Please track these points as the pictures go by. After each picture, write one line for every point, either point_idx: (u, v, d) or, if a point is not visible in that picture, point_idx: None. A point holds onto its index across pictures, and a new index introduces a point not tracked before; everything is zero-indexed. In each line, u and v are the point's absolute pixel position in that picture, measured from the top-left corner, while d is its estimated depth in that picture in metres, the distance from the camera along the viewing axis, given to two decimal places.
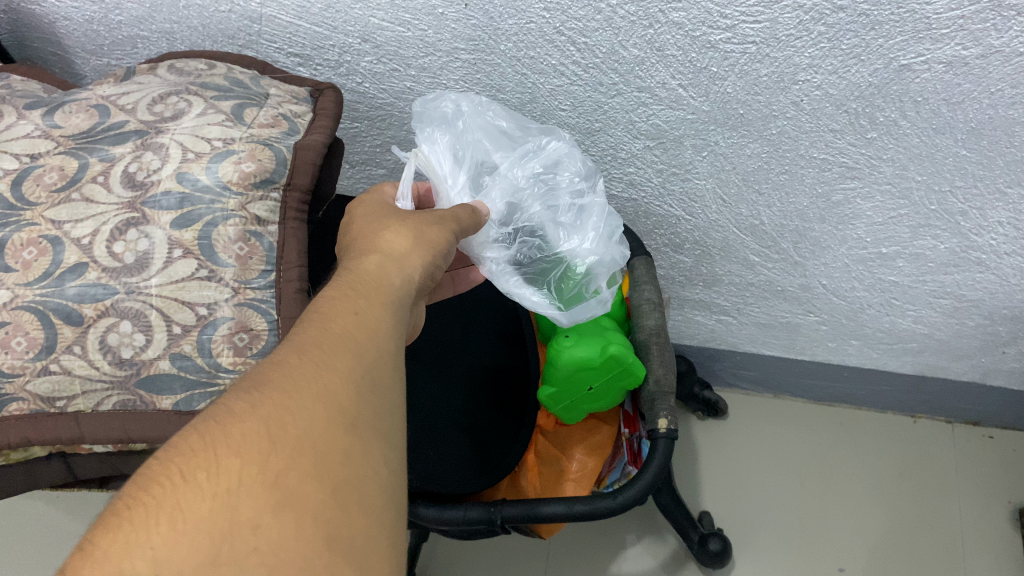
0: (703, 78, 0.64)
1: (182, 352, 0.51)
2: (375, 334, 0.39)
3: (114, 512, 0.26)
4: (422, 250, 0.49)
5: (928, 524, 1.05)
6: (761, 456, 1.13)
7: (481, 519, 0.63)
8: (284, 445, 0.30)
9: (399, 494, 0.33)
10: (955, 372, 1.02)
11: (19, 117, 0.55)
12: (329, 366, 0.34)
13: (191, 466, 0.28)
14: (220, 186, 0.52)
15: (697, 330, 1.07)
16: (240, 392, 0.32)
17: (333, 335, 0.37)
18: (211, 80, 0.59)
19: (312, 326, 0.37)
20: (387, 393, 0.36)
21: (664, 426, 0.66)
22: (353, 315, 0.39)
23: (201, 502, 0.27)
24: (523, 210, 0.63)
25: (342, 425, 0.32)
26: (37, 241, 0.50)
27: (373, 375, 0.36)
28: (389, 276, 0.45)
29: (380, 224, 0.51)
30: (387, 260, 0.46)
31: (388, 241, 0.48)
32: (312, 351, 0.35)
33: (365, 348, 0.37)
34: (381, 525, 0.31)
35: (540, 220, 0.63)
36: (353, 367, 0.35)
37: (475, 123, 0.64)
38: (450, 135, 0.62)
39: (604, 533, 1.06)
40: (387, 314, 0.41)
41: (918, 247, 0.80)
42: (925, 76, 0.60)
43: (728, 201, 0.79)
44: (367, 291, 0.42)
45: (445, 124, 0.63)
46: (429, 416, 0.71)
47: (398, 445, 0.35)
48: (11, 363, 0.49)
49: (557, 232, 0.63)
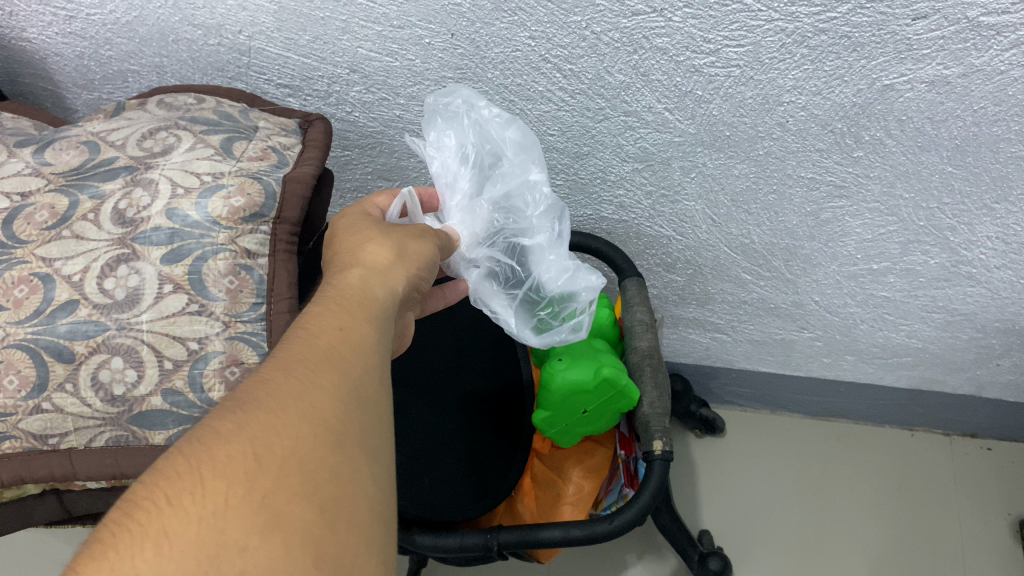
0: (688, 101, 0.65)
1: (173, 388, 0.51)
2: (361, 350, 0.39)
3: (99, 541, 0.26)
4: (403, 264, 0.49)
5: (928, 538, 1.05)
6: (759, 471, 1.12)
7: (478, 546, 0.63)
8: (270, 465, 0.30)
9: (388, 510, 0.33)
10: (951, 385, 1.02)
11: (10, 156, 0.56)
12: (315, 383, 0.35)
13: (176, 491, 0.28)
14: (209, 222, 0.53)
15: (692, 348, 1.07)
16: (225, 414, 0.32)
17: (318, 353, 0.37)
18: (200, 115, 0.60)
19: (297, 343, 0.37)
20: (374, 410, 0.36)
21: (659, 448, 0.66)
22: (339, 331, 0.39)
23: (187, 526, 0.27)
24: (503, 229, 0.62)
25: (329, 441, 0.32)
26: (29, 279, 0.50)
27: (360, 391, 0.36)
28: (373, 290, 0.45)
29: (360, 236, 0.50)
30: (371, 273, 0.46)
31: (371, 254, 0.48)
32: (298, 369, 0.35)
33: (351, 364, 0.37)
34: (371, 543, 0.31)
35: (519, 241, 0.62)
36: (339, 383, 0.35)
37: (488, 125, 0.62)
38: (457, 136, 0.61)
39: (605, 554, 1.06)
40: (372, 331, 0.41)
41: (908, 262, 0.80)
42: (908, 95, 0.60)
43: (717, 221, 0.80)
44: (353, 306, 0.42)
45: (456, 124, 0.61)
46: (424, 442, 0.71)
47: (386, 460, 0.35)
48: (3, 402, 0.49)
49: (537, 256, 0.62)
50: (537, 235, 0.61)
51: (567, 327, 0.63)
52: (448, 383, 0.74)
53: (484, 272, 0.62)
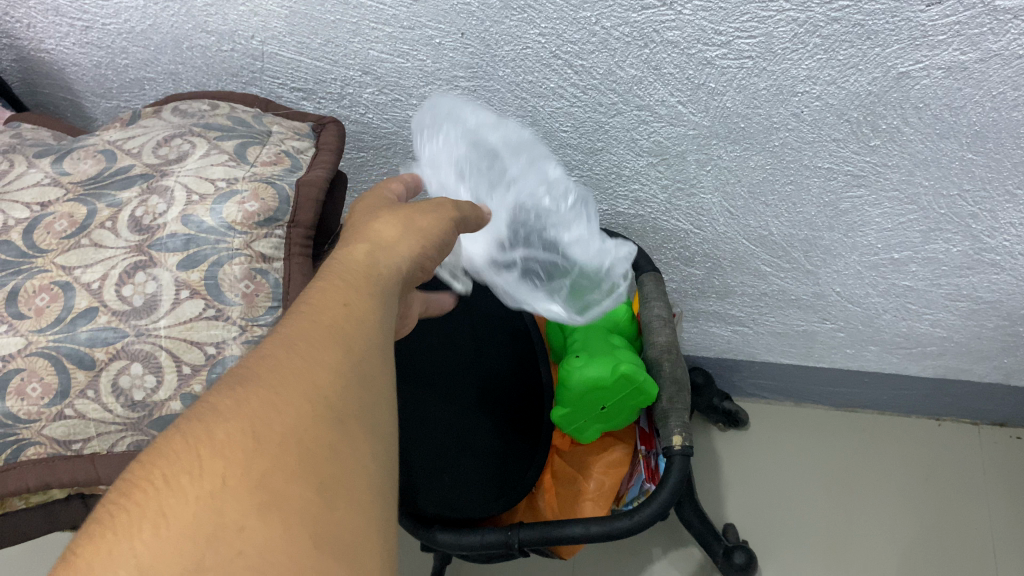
0: (701, 94, 0.64)
1: (192, 393, 0.52)
2: (364, 326, 0.39)
3: (99, 523, 0.27)
4: (411, 240, 0.49)
5: (958, 529, 1.04)
6: (784, 463, 1.12)
7: (499, 544, 0.63)
8: (269, 443, 0.30)
9: (390, 486, 0.33)
10: (978, 374, 1.01)
11: (30, 166, 0.57)
12: (316, 359, 0.35)
13: (175, 471, 0.29)
14: (224, 227, 0.53)
15: (713, 342, 1.06)
16: (226, 391, 0.32)
17: (321, 329, 0.37)
18: (214, 121, 0.60)
19: (300, 319, 0.37)
20: (377, 386, 0.36)
21: (679, 443, 0.66)
22: (342, 308, 0.39)
23: (183, 507, 0.28)
24: (527, 225, 0.67)
25: (329, 418, 0.32)
26: (49, 288, 0.51)
27: (364, 368, 0.36)
28: (378, 269, 0.45)
29: (372, 218, 0.50)
30: (378, 254, 0.46)
31: (377, 233, 0.48)
32: (300, 346, 0.35)
33: (353, 340, 0.37)
34: (374, 520, 0.30)
35: (548, 232, 0.67)
36: (341, 360, 0.35)
37: (479, 130, 0.66)
38: (452, 151, 0.66)
39: (629, 548, 1.06)
40: (375, 306, 0.41)
41: (930, 251, 0.79)
42: (925, 82, 0.59)
43: (735, 213, 0.79)
44: (356, 283, 0.42)
45: (446, 137, 0.66)
46: (446, 442, 0.70)
47: (389, 436, 0.34)
48: (27, 409, 0.50)
49: (567, 239, 0.67)
50: (565, 224, 0.68)
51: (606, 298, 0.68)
52: (470, 380, 0.73)
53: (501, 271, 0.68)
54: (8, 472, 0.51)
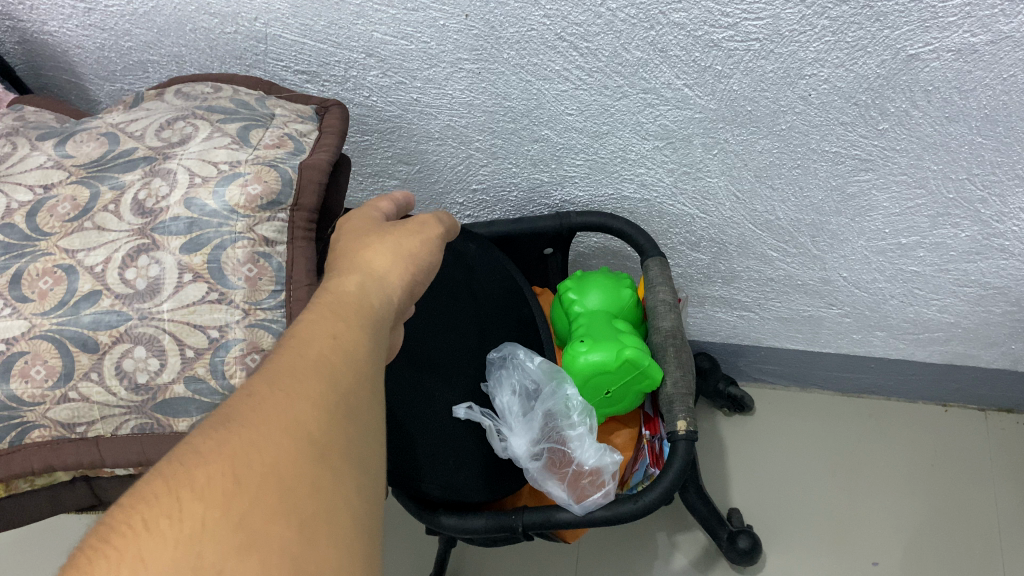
0: (708, 77, 0.64)
1: (196, 375, 0.51)
2: (350, 358, 0.39)
3: (78, 564, 0.27)
4: (400, 268, 0.49)
5: (963, 514, 1.03)
6: (789, 449, 1.11)
7: (503, 527, 0.64)
8: (248, 484, 0.30)
9: (368, 521, 0.33)
10: (985, 360, 1.00)
11: (33, 149, 0.57)
12: (300, 395, 0.35)
13: (154, 513, 0.29)
14: (227, 210, 0.53)
15: (719, 327, 1.05)
16: (210, 428, 0.32)
17: (307, 363, 0.37)
18: (216, 104, 0.60)
19: (286, 353, 0.37)
20: (359, 420, 0.36)
21: (683, 428, 0.67)
22: (329, 341, 0.39)
23: (164, 548, 0.28)
24: (546, 403, 0.70)
25: (310, 457, 0.32)
26: (53, 271, 0.51)
27: (348, 402, 0.36)
28: (368, 298, 0.45)
29: (364, 237, 0.51)
30: (367, 280, 0.47)
31: (369, 261, 0.48)
32: (284, 380, 0.35)
33: (340, 374, 0.37)
34: (352, 558, 0.31)
35: (562, 429, 0.69)
36: (324, 395, 0.35)
37: (529, 368, 0.72)
38: (508, 366, 0.72)
39: (634, 533, 1.06)
40: (362, 336, 0.41)
41: (938, 236, 0.79)
42: (934, 65, 0.59)
43: (742, 197, 0.78)
44: (344, 314, 0.42)
45: (508, 359, 0.73)
46: (450, 428, 0.68)
47: (369, 471, 0.35)
48: (32, 392, 0.50)
49: (575, 440, 0.68)
50: (575, 449, 0.68)
51: (600, 456, 0.67)
52: (476, 368, 0.72)
53: (515, 381, 0.71)
54: (13, 454, 0.51)
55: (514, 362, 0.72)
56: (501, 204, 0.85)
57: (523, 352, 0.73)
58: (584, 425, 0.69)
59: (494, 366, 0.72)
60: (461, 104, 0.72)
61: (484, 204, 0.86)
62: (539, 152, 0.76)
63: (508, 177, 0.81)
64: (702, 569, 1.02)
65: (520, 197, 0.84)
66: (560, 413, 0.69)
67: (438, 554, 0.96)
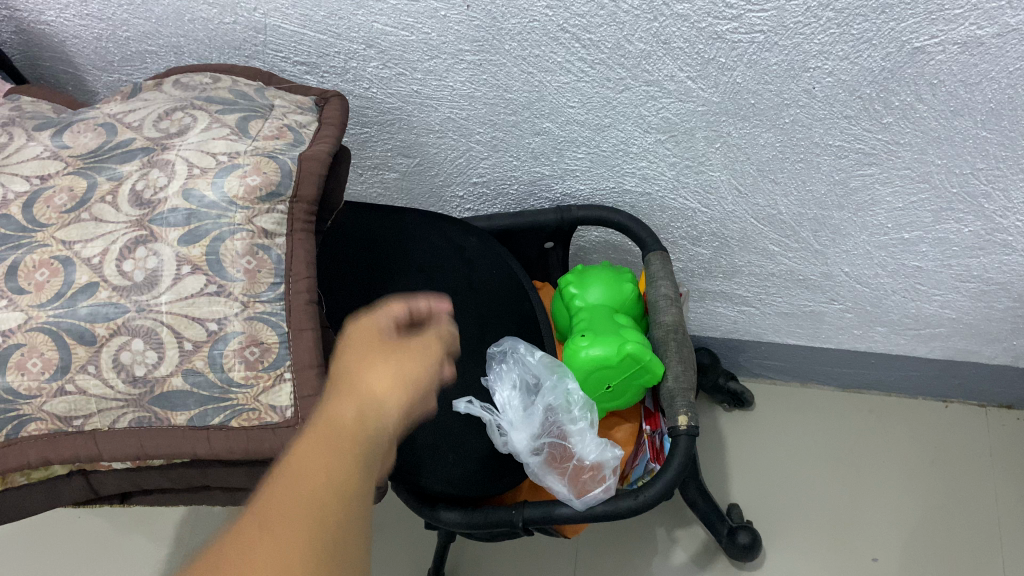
0: (711, 69, 0.63)
1: (194, 368, 0.51)
2: (344, 488, 0.38)
3: None
4: (403, 382, 0.48)
5: (963, 510, 1.03)
6: (789, 445, 1.11)
7: (504, 522, 0.63)
8: None
9: None
10: (987, 356, 1.00)
11: (29, 139, 0.56)
12: (286, 542, 0.34)
13: None
14: (226, 201, 0.53)
15: (719, 322, 1.05)
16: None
17: (301, 498, 0.37)
18: (215, 94, 0.59)
19: (281, 484, 0.38)
20: (350, 561, 0.36)
21: (684, 423, 0.66)
22: (324, 469, 0.39)
23: None
24: (548, 397, 0.68)
25: None
26: (49, 263, 0.50)
27: (340, 546, 0.36)
28: (367, 419, 0.44)
29: (366, 353, 0.50)
30: (368, 398, 0.46)
31: (370, 375, 0.48)
32: (275, 522, 0.35)
33: (332, 506, 0.37)
34: None
35: (563, 424, 0.68)
36: (314, 536, 0.35)
37: (530, 362, 0.70)
38: (509, 360, 0.71)
39: (634, 528, 1.06)
40: (359, 464, 0.41)
41: (941, 231, 0.78)
42: (940, 58, 0.59)
43: (744, 191, 0.78)
44: (342, 440, 0.42)
45: (508, 352, 0.71)
46: (448, 420, 0.68)
47: None
48: (28, 384, 0.49)
49: (577, 435, 0.67)
50: (577, 444, 0.67)
51: (602, 452, 0.66)
52: (475, 364, 0.72)
53: (516, 374, 0.70)
54: (9, 448, 0.50)
55: (515, 357, 0.71)
56: (502, 197, 0.85)
57: (524, 346, 0.71)
58: (584, 421, 0.68)
59: (494, 359, 0.71)
60: (462, 96, 0.71)
61: (485, 198, 0.85)
62: (540, 145, 0.76)
63: (509, 170, 0.80)
64: (701, 564, 1.02)
65: (521, 190, 0.83)
66: (560, 408, 0.68)
67: (437, 549, 0.95)
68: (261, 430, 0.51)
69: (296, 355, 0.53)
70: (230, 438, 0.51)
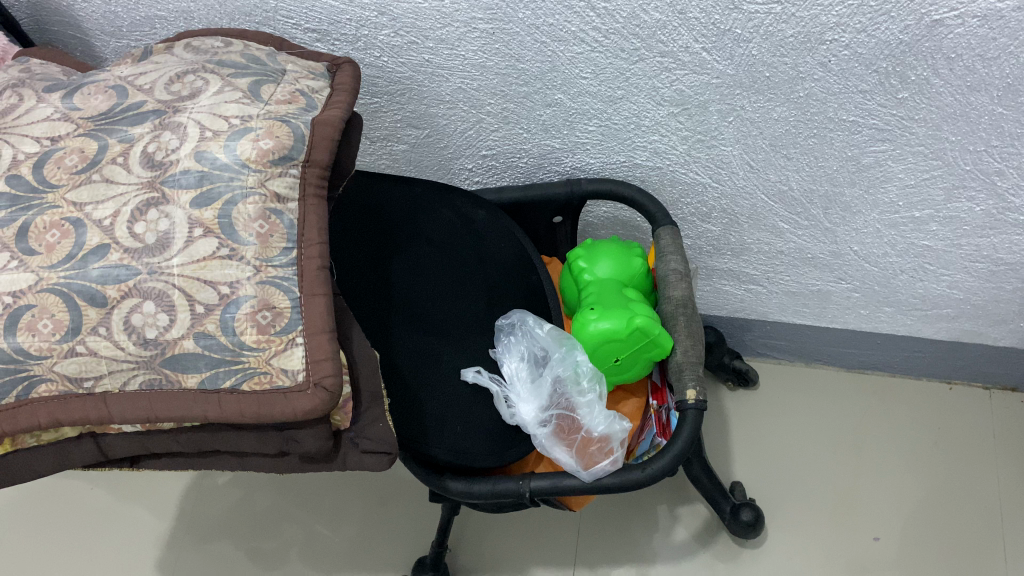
0: (727, 40, 0.63)
1: (205, 332, 0.50)
2: None
3: None
4: None
5: (965, 492, 1.03)
6: (792, 425, 1.11)
7: (511, 492, 0.63)
8: None
9: None
10: (993, 338, 1.00)
11: (39, 101, 0.56)
12: None
13: None
14: (238, 164, 0.52)
15: (726, 301, 1.05)
16: None
17: None
18: (227, 58, 0.59)
19: None
20: None
21: (692, 397, 0.67)
22: None
23: None
24: (555, 369, 0.69)
25: None
26: (60, 224, 0.50)
27: None
28: None
29: None
30: None
31: None
32: None
33: None
34: None
35: (572, 396, 0.68)
36: None
37: (537, 333, 0.71)
38: (517, 331, 0.71)
39: (637, 505, 1.06)
40: None
41: (953, 209, 0.78)
42: (958, 31, 0.58)
43: (755, 166, 0.77)
44: None
45: (516, 324, 0.72)
46: (459, 391, 0.67)
47: None
48: (38, 345, 0.49)
49: (585, 407, 0.68)
50: (584, 415, 0.67)
51: (610, 425, 0.67)
52: (484, 335, 0.71)
53: (524, 347, 0.70)
54: (20, 408, 0.49)
55: (524, 329, 0.71)
56: (511, 170, 0.84)
57: (533, 319, 0.72)
58: (593, 391, 0.68)
59: (502, 330, 0.71)
60: (474, 66, 0.71)
61: (494, 170, 0.85)
62: (551, 117, 0.75)
63: (519, 143, 0.80)
64: (703, 542, 1.02)
65: (530, 163, 0.82)
66: (568, 379, 0.69)
67: (441, 522, 0.95)
68: (273, 394, 0.51)
69: (309, 320, 0.52)
70: (241, 402, 0.50)
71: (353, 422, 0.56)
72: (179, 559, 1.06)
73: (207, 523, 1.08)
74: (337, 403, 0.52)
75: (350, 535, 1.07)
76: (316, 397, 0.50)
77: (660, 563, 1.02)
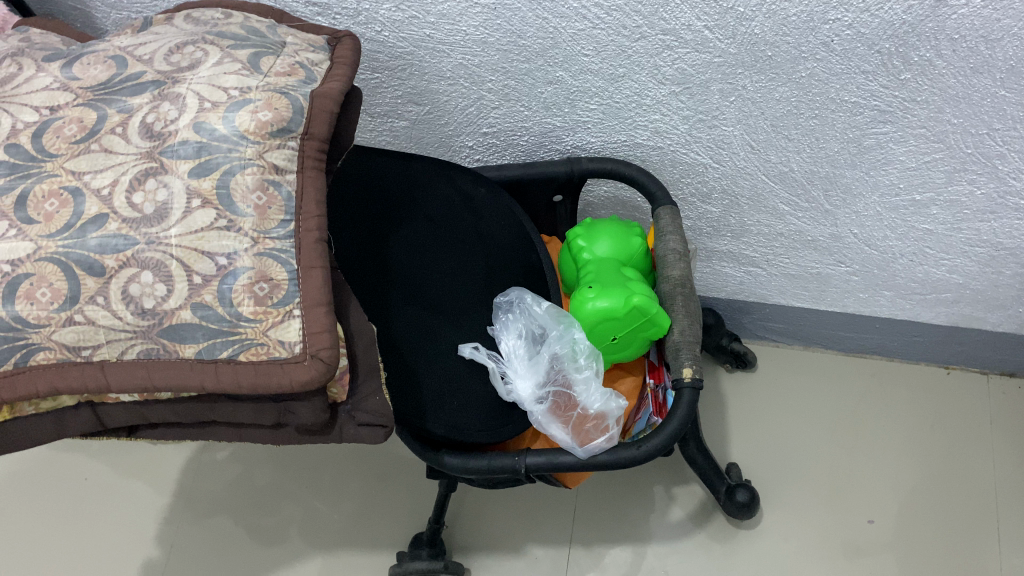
0: (729, 18, 0.62)
1: (203, 302, 0.50)
2: None
3: None
4: None
5: (960, 476, 1.04)
6: (789, 407, 1.11)
7: (505, 467, 0.64)
8: None
9: None
10: (992, 323, 1.00)
11: (39, 70, 0.56)
12: None
13: None
14: (237, 135, 0.52)
15: (725, 283, 1.05)
16: None
17: None
18: (227, 29, 0.59)
19: None
20: None
21: (689, 375, 0.67)
22: None
23: None
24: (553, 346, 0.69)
25: None
26: (59, 193, 0.50)
27: None
28: None
29: None
30: None
31: None
32: None
33: None
34: None
35: (569, 374, 0.68)
36: None
37: (535, 311, 0.71)
38: (515, 309, 0.71)
39: (633, 484, 1.06)
40: None
41: (953, 193, 0.78)
42: (962, 12, 0.58)
43: (757, 147, 0.77)
44: None
45: (516, 300, 0.72)
46: (456, 366, 0.67)
47: None
48: (37, 314, 0.49)
49: (582, 385, 0.68)
50: (581, 393, 0.68)
51: (606, 403, 0.67)
52: (481, 312, 0.71)
53: (522, 325, 0.70)
54: (17, 376, 0.49)
55: (522, 307, 0.71)
56: (512, 148, 0.84)
57: (531, 297, 0.72)
58: (590, 370, 0.69)
59: (502, 306, 0.71)
60: (475, 42, 0.70)
61: (494, 148, 0.85)
62: (552, 95, 0.75)
63: (520, 120, 0.80)
64: (698, 522, 1.03)
65: (531, 141, 0.82)
66: (566, 357, 0.69)
67: (438, 499, 0.96)
68: (270, 364, 0.51)
69: (306, 293, 0.52)
70: (238, 372, 0.50)
71: (350, 395, 0.56)
72: (177, 533, 1.07)
73: (205, 497, 1.09)
74: (334, 374, 0.52)
75: (347, 512, 1.08)
76: (313, 368, 0.51)
77: (655, 542, 1.02)
